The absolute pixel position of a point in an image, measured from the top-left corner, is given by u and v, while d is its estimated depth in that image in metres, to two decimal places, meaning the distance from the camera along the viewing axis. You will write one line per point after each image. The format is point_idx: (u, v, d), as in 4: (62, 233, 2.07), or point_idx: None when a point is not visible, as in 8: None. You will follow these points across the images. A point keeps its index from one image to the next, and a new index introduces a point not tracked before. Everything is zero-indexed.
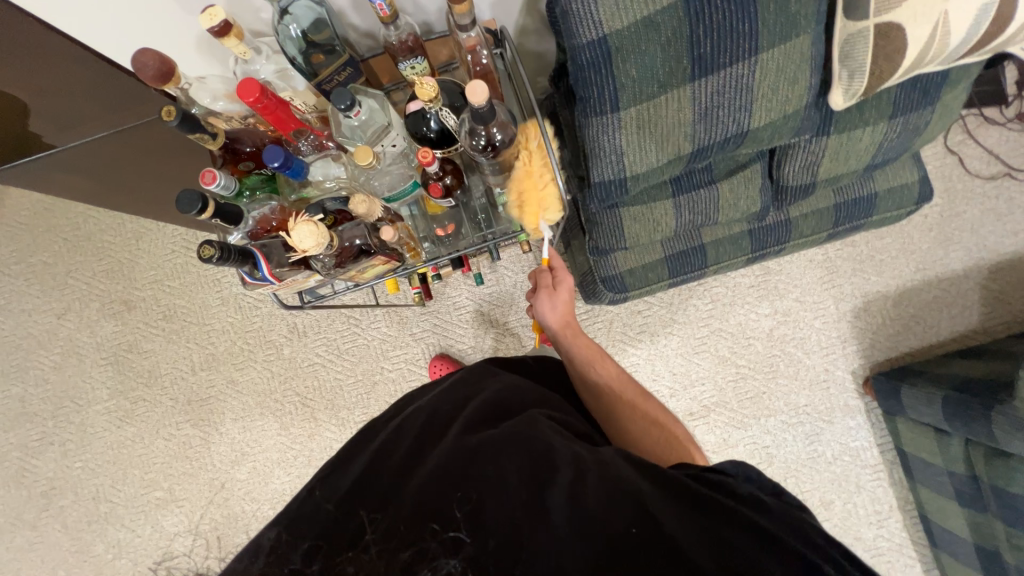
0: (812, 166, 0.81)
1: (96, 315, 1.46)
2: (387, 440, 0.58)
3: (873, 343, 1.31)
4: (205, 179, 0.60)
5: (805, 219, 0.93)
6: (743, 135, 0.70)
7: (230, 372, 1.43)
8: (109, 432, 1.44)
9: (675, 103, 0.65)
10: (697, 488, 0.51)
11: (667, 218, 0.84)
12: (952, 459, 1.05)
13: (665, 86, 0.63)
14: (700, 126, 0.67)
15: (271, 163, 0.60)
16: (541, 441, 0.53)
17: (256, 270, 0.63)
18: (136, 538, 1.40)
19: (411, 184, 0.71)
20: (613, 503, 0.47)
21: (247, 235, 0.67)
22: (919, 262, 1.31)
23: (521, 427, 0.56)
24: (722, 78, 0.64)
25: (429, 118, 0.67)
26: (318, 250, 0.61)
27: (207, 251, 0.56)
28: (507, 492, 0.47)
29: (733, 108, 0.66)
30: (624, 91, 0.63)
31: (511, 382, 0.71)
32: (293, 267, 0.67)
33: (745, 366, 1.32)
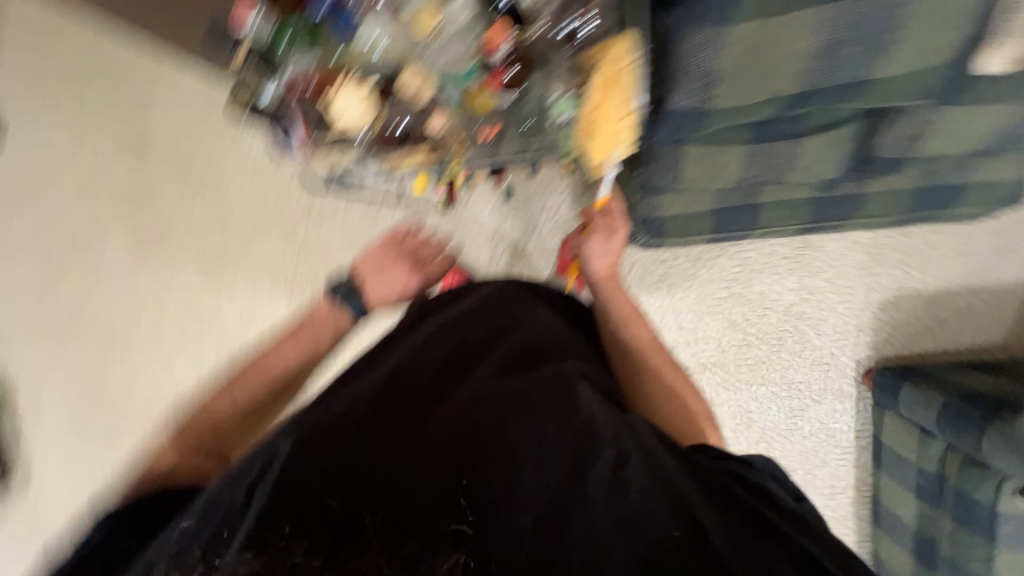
0: (913, 139, 0.71)
1: (109, 154, 1.41)
2: (413, 370, 0.57)
3: (888, 338, 1.28)
4: None
5: (878, 198, 0.84)
6: (860, 85, 0.60)
7: (242, 239, 1.42)
8: (121, 275, 1.46)
9: (796, 30, 0.56)
10: (737, 496, 0.50)
11: (733, 166, 0.75)
12: (927, 458, 1.09)
13: (790, 4, 0.54)
14: (817, 64, 0.58)
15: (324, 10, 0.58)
16: (578, 414, 0.51)
17: None
18: (146, 376, 1.50)
19: (469, 68, 0.66)
20: (655, 496, 0.45)
21: (284, 88, 0.66)
22: (968, 266, 1.24)
23: (556, 391, 0.54)
24: (862, 10, 0.54)
25: None
26: (365, 121, 0.59)
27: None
28: (538, 467, 0.47)
29: (862, 51, 0.57)
30: (748, 1, 0.54)
31: (544, 328, 0.68)
32: (330, 136, 0.68)
33: (754, 334, 1.31)
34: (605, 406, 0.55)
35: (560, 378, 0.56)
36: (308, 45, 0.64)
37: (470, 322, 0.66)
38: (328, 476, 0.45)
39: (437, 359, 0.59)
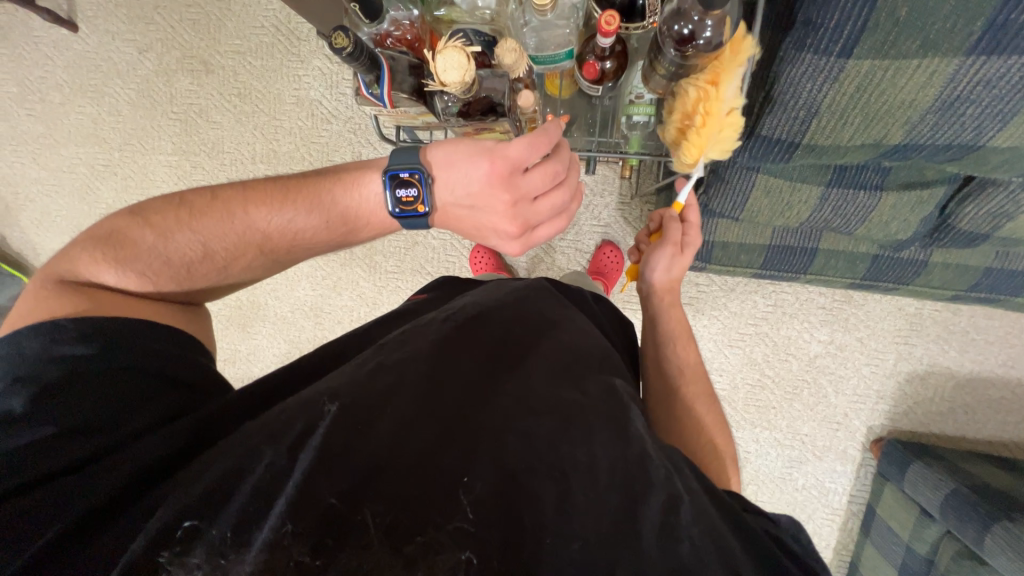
0: (999, 217, 0.67)
1: (175, 64, 1.42)
2: (449, 347, 0.52)
3: (907, 411, 1.24)
4: None
5: (945, 268, 0.80)
6: (969, 149, 0.56)
7: (285, 175, 1.43)
8: (165, 185, 1.49)
9: (922, 76, 0.51)
10: (787, 564, 0.44)
11: (803, 206, 0.72)
12: (919, 538, 1.06)
13: (928, 47, 0.49)
14: (930, 117, 0.54)
15: None
16: (627, 437, 0.44)
17: (376, 86, 0.57)
18: None
19: (566, 53, 0.61)
20: (704, 552, 0.39)
21: (375, 39, 0.61)
22: (1009, 358, 1.18)
23: (604, 404, 0.47)
24: (1002, 67, 0.49)
25: None
26: (456, 89, 0.55)
27: (339, 42, 0.49)
28: (576, 487, 0.40)
29: (985, 112, 0.52)
30: (871, 35, 0.49)
31: (591, 334, 0.61)
32: (413, 98, 0.61)
33: (769, 377, 1.29)
34: (655, 435, 0.48)
35: (609, 391, 0.50)
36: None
37: (513, 311, 0.61)
38: (344, 446, 0.40)
39: (477, 340, 0.54)
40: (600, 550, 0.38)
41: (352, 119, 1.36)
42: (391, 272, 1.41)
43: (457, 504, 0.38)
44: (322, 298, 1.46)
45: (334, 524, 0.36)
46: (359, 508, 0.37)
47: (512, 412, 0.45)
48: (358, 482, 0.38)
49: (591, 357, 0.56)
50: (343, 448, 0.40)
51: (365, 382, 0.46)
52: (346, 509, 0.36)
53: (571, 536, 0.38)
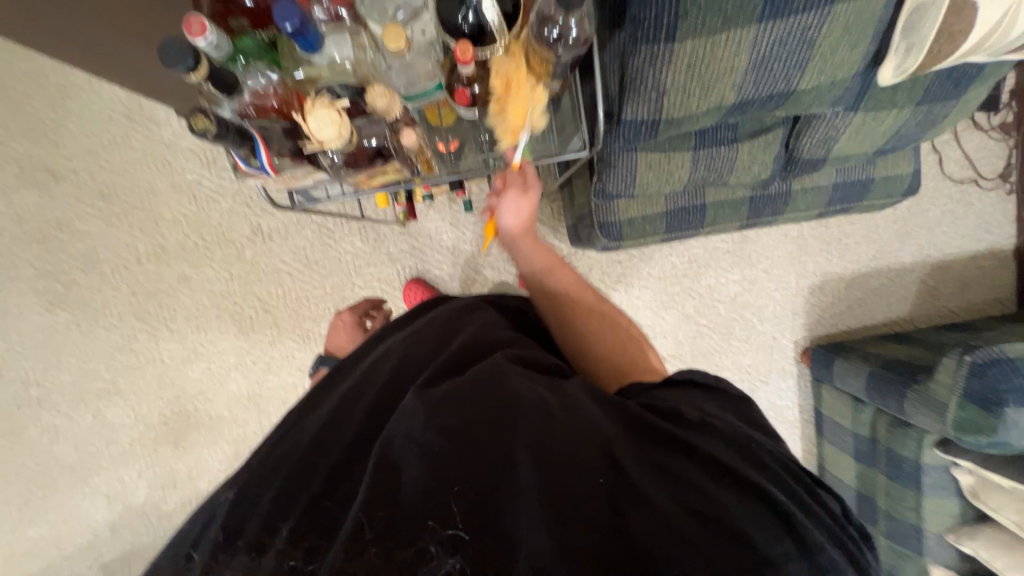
0: (829, 141, 0.80)
1: (14, 182, 1.26)
2: (357, 391, 0.60)
3: (818, 319, 1.42)
4: (191, 29, 0.50)
5: (805, 193, 0.94)
6: (787, 95, 0.67)
7: (182, 268, 1.32)
8: (37, 315, 1.31)
9: (733, 45, 0.61)
10: (661, 426, 0.52)
11: (681, 170, 0.80)
12: (860, 423, 1.21)
13: (729, 22, 0.59)
14: (750, 76, 0.64)
15: (282, 24, 0.50)
16: (508, 393, 0.53)
17: (254, 156, 0.56)
18: (75, 425, 1.35)
19: (434, 86, 0.63)
20: (584, 449, 0.49)
21: (238, 112, 0.59)
22: (877, 251, 1.40)
23: (487, 377, 0.55)
24: (788, 26, 0.60)
25: (466, 7, 0.58)
26: (336, 143, 0.56)
27: (199, 122, 0.49)
28: (471, 448, 0.48)
29: (788, 64, 0.63)
30: (685, 19, 0.59)
31: (489, 327, 0.70)
32: (295, 160, 0.61)
33: (705, 325, 1.41)
34: (529, 376, 0.58)
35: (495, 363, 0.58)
36: (267, 65, 0.60)
37: (414, 336, 0.69)
38: (282, 502, 0.48)
39: (381, 373, 0.62)
40: (501, 485, 0.46)
41: (241, 192, 1.29)
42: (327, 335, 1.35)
43: (381, 506, 0.44)
44: (260, 383, 1.36)
45: (295, 560, 0.43)
46: (306, 538, 0.44)
47: (409, 416, 0.51)
48: (304, 522, 0.45)
49: (485, 349, 0.64)
50: (282, 502, 0.48)
51: (293, 449, 0.54)
52: (304, 544, 0.44)
53: (481, 488, 0.46)
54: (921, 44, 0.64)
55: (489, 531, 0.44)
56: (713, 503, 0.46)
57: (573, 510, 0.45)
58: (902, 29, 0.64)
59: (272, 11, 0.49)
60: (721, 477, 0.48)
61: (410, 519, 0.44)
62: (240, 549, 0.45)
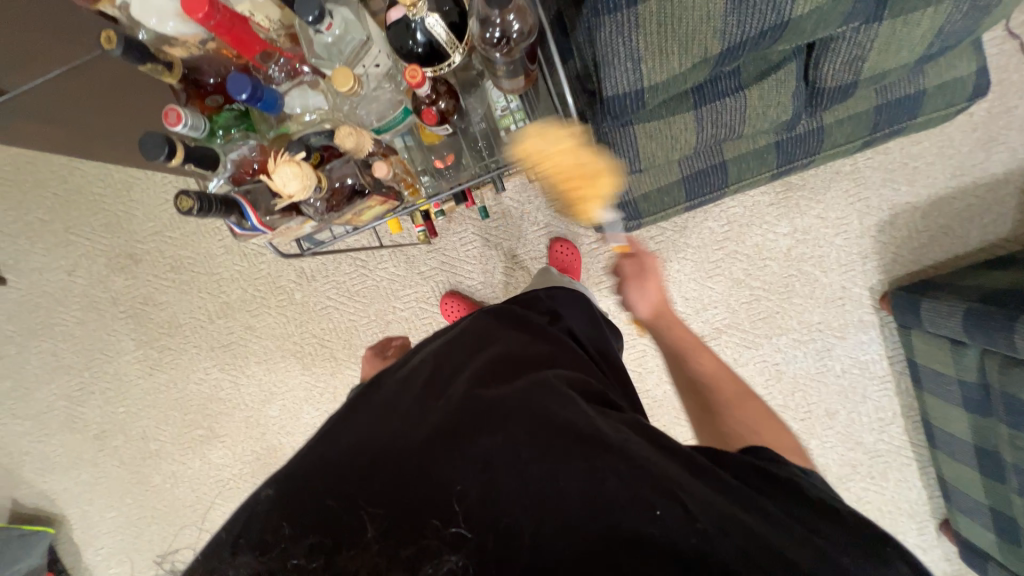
0: (855, 62, 0.71)
1: (104, 270, 1.47)
2: (395, 392, 0.64)
3: (895, 258, 1.26)
4: (170, 119, 0.56)
5: (841, 125, 0.83)
6: (783, 26, 0.57)
7: (246, 319, 1.45)
8: (143, 379, 1.52)
9: None
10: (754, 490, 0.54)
11: (687, 133, 0.74)
12: (964, 369, 1.05)
13: None
14: (732, 18, 0.55)
15: (238, 96, 0.55)
16: (558, 418, 0.55)
17: (245, 219, 0.61)
18: (188, 469, 1.55)
19: (402, 112, 0.66)
20: (635, 479, 0.50)
21: (228, 180, 0.64)
22: (956, 167, 1.20)
23: (526, 394, 0.58)
24: None
25: (414, 29, 0.57)
26: (305, 193, 0.59)
27: (185, 202, 0.53)
28: (514, 473, 0.52)
29: None
30: None
31: (524, 334, 0.72)
32: (283, 214, 0.64)
33: (759, 287, 1.30)
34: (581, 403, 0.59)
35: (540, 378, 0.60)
36: (243, 131, 0.67)
37: (450, 343, 0.71)
38: (323, 510, 0.52)
39: (414, 378, 0.66)
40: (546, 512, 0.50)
41: None
42: None
43: (418, 517, 0.49)
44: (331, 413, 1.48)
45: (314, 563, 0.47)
46: (321, 534, 0.50)
47: (450, 432, 0.55)
48: (327, 519, 0.51)
49: (522, 358, 0.66)
50: (323, 509, 0.52)
51: (329, 448, 0.58)
52: (321, 539, 0.49)
53: (507, 504, 0.50)
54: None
55: (500, 540, 0.49)
56: (776, 557, 0.48)
57: (606, 544, 0.48)
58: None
59: (228, 86, 0.55)
60: (771, 536, 0.49)
61: (437, 531, 0.48)
62: (272, 552, 0.50)
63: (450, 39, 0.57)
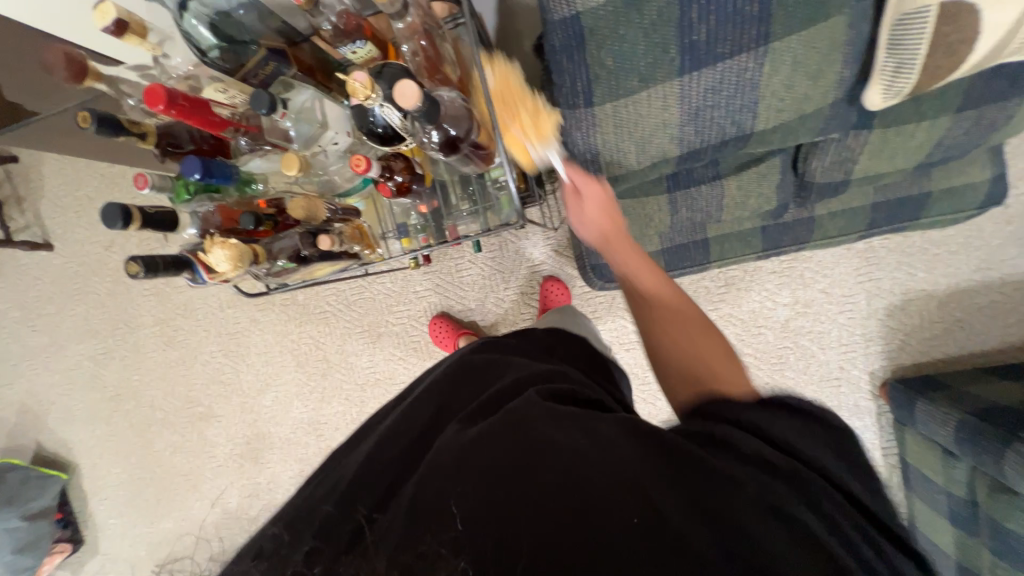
0: (844, 163, 0.68)
1: (136, 249, 1.60)
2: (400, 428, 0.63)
3: (901, 346, 1.18)
4: (138, 183, 0.68)
5: (834, 218, 0.80)
6: (745, 138, 0.61)
7: (252, 312, 1.55)
8: (157, 352, 1.64)
9: (659, 100, 0.57)
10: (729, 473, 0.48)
11: (660, 215, 0.75)
12: (953, 481, 0.98)
13: (646, 79, 0.56)
14: (689, 127, 0.60)
15: (192, 175, 0.63)
16: (541, 429, 0.53)
17: (196, 275, 0.72)
18: (187, 441, 1.67)
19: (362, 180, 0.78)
20: (614, 479, 0.48)
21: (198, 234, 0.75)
22: (983, 260, 1.12)
23: (520, 411, 0.55)
24: (717, 72, 0.55)
25: (373, 116, 0.59)
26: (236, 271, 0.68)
27: (133, 268, 0.64)
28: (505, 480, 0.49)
29: (730, 110, 0.57)
30: (598, 82, 0.56)
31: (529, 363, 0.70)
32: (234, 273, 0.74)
33: (750, 354, 1.26)
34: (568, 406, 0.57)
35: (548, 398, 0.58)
36: (206, 191, 0.75)
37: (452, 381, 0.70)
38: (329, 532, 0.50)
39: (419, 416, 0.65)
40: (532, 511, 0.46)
41: None
42: (367, 367, 1.49)
43: (411, 527, 0.46)
44: (317, 411, 1.55)
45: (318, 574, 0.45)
46: (326, 545, 0.49)
47: (445, 451, 0.54)
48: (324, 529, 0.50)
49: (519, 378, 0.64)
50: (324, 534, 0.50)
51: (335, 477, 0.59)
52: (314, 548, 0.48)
53: (499, 508, 0.47)
54: (913, 59, 0.53)
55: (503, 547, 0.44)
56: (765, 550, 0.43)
57: (610, 550, 0.43)
58: (885, 46, 0.53)
59: (183, 166, 0.63)
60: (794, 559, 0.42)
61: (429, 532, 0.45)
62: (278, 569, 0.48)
63: (405, 126, 0.60)
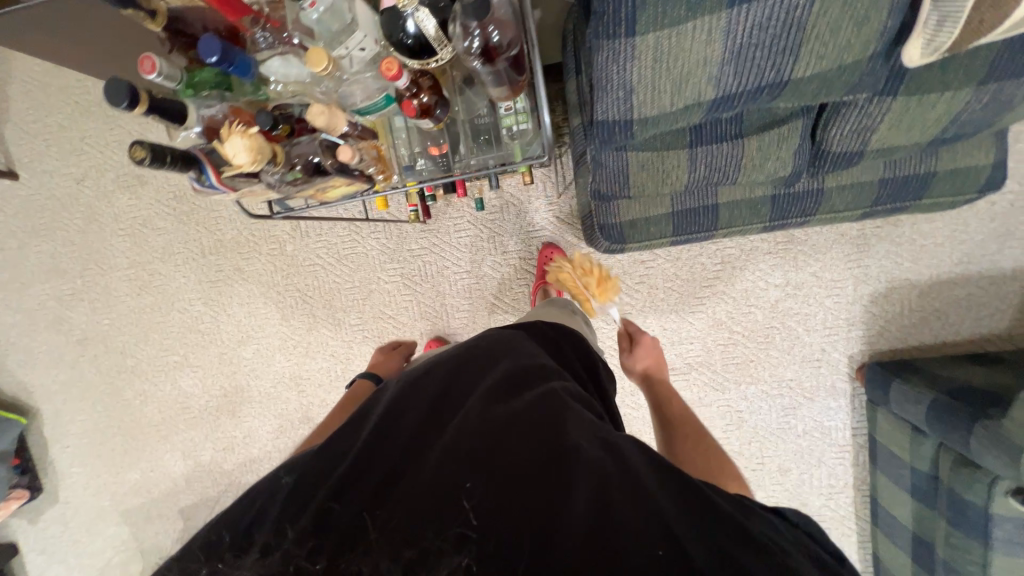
0: (864, 131, 0.68)
1: (112, 185, 1.50)
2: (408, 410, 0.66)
3: (881, 331, 1.23)
4: (144, 66, 0.62)
5: (842, 191, 0.81)
6: (782, 86, 0.60)
7: (236, 260, 1.48)
8: (130, 297, 1.56)
9: (704, 34, 0.55)
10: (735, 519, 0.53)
11: (678, 170, 0.74)
12: (918, 457, 1.04)
13: (695, 8, 0.53)
14: (729, 68, 0.58)
15: (210, 58, 0.63)
16: (563, 444, 0.58)
17: (203, 176, 0.68)
18: (159, 390, 1.60)
19: (385, 98, 0.69)
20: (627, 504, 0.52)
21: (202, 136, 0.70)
22: (965, 253, 1.17)
23: (544, 423, 0.61)
24: (766, 8, 0.53)
25: (405, 20, 0.61)
26: (254, 165, 0.66)
27: (138, 153, 0.60)
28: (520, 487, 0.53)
29: (773, 52, 0.56)
30: (644, 10, 0.53)
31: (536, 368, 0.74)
32: (245, 179, 0.70)
33: (738, 332, 1.29)
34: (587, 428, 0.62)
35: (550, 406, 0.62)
36: (216, 90, 0.71)
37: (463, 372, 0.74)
38: (328, 514, 0.52)
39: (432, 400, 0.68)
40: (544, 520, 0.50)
41: None
42: (356, 325, 1.46)
43: (418, 519, 0.50)
44: (300, 366, 1.51)
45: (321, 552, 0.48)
46: (327, 526, 0.51)
47: (461, 447, 0.58)
48: (315, 521, 0.52)
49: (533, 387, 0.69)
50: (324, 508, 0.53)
51: (343, 451, 0.62)
52: (312, 540, 0.50)
53: (511, 513, 0.51)
54: (959, 12, 0.52)
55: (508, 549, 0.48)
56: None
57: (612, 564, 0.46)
58: None
59: (201, 47, 0.62)
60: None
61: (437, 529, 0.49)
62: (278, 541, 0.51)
63: (438, 37, 0.62)
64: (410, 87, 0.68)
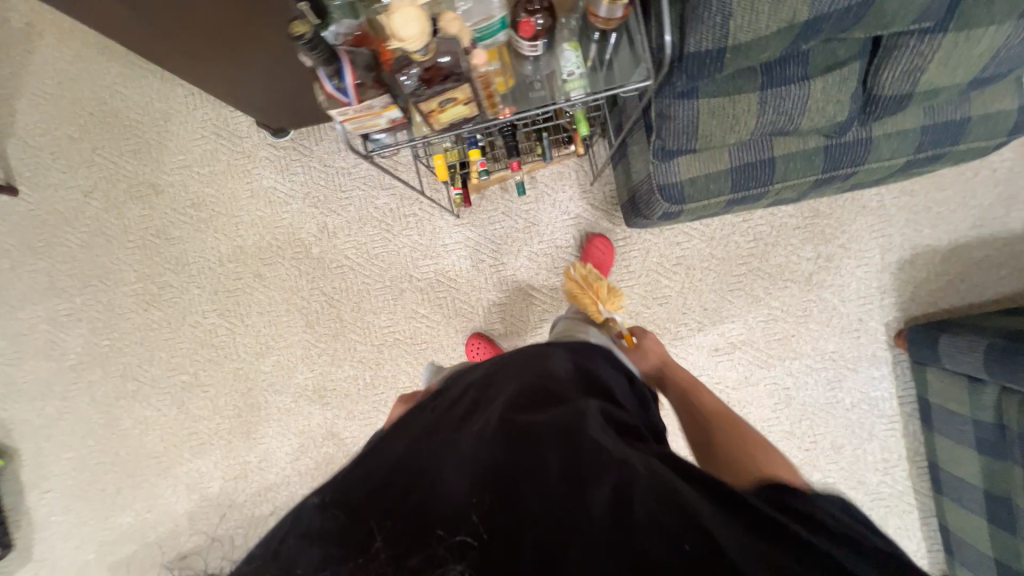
0: (915, 72, 0.75)
1: (123, 196, 1.44)
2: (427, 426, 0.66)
3: (912, 297, 1.27)
4: None
5: (888, 139, 0.86)
6: (869, 4, 0.65)
7: (257, 266, 1.42)
8: (136, 314, 1.46)
9: None
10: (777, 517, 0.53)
11: (747, 116, 0.78)
12: (980, 408, 1.04)
13: None
14: None
15: None
16: (584, 440, 0.57)
17: (340, 76, 0.67)
18: (163, 416, 1.46)
19: (501, 21, 0.73)
20: (650, 502, 0.51)
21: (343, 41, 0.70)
22: (977, 218, 1.25)
23: (564, 423, 0.60)
24: None
25: None
26: (418, 40, 0.64)
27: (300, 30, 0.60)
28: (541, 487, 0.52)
29: None
30: None
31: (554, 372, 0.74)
32: (376, 86, 0.70)
33: (778, 308, 1.31)
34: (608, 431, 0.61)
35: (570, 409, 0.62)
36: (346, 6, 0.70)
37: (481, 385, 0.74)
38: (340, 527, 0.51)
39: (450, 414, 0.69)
40: (569, 522, 0.50)
41: (311, 193, 1.40)
42: (386, 327, 1.39)
43: (436, 526, 0.48)
44: (324, 376, 1.42)
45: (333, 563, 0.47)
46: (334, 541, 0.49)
47: (481, 450, 0.57)
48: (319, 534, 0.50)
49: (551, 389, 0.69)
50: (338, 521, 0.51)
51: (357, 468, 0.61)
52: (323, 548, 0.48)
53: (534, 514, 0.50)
54: None
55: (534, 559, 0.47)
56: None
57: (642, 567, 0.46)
58: None
59: None
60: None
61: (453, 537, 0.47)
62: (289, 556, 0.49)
63: None
64: (531, 7, 0.74)
